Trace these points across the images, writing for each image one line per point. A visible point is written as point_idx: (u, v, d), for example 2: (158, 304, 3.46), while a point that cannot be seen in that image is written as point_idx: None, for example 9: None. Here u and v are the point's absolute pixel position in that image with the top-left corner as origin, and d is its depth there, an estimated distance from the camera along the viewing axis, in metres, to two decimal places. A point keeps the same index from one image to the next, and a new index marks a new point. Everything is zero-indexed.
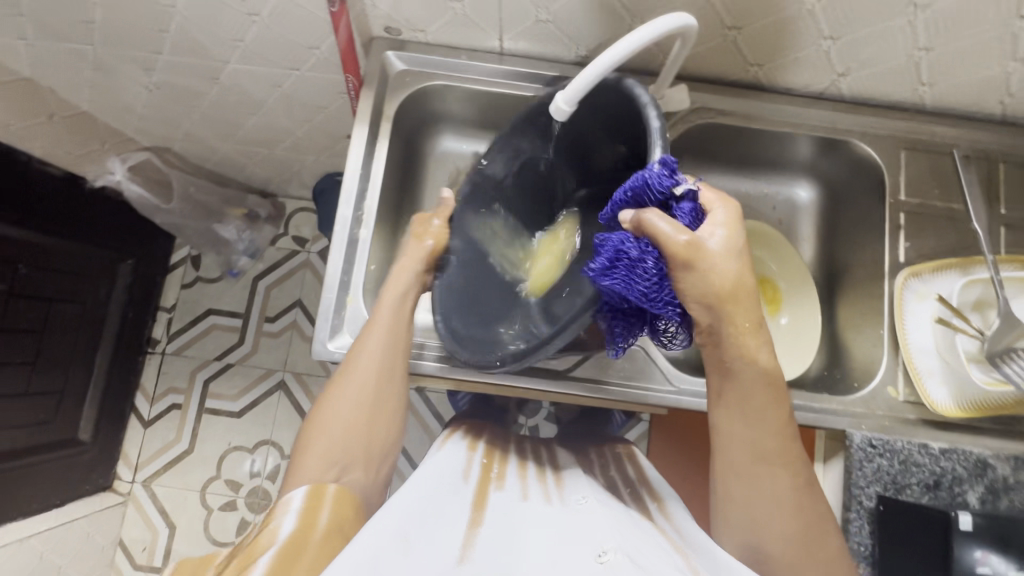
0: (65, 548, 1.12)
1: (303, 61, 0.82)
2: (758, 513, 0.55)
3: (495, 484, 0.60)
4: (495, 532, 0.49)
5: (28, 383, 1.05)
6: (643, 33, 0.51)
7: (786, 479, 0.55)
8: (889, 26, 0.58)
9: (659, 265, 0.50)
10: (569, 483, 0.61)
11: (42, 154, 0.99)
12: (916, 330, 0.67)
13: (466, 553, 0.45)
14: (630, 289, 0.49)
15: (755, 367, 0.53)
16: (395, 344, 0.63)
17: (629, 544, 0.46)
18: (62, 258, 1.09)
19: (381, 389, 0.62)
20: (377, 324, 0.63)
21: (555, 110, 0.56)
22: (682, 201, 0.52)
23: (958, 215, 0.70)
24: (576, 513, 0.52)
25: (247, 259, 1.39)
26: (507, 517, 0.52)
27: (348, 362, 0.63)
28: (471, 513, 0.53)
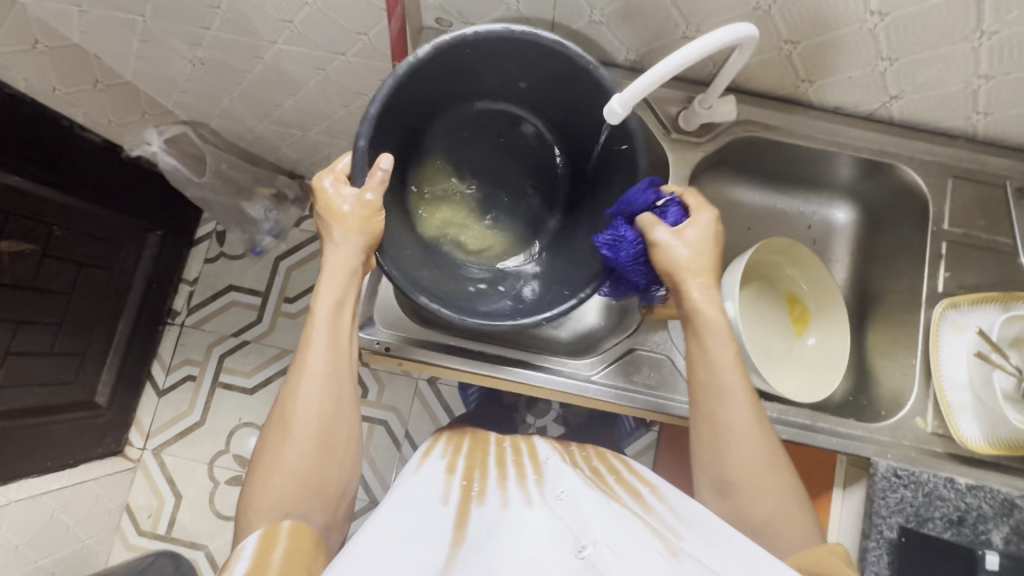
0: (75, 508, 1.14)
1: (349, 46, 0.82)
2: (734, 466, 0.56)
3: (476, 499, 0.55)
4: (474, 548, 0.46)
5: (53, 343, 1.07)
6: (706, 44, 0.51)
7: (762, 445, 0.57)
8: (951, 51, 0.57)
9: (638, 245, 0.62)
10: (550, 474, 0.58)
11: (84, 120, 1.02)
12: (951, 363, 0.67)
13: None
14: (616, 254, 0.62)
15: (713, 320, 0.59)
16: (338, 364, 0.58)
17: (613, 536, 0.45)
18: (95, 223, 1.11)
19: (329, 415, 0.56)
20: (317, 345, 0.57)
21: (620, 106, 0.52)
22: (665, 205, 0.63)
23: (1001, 249, 0.69)
24: (559, 509, 0.49)
25: (271, 239, 1.39)
26: (492, 529, 0.49)
27: (289, 395, 0.56)
28: (453, 533, 0.49)
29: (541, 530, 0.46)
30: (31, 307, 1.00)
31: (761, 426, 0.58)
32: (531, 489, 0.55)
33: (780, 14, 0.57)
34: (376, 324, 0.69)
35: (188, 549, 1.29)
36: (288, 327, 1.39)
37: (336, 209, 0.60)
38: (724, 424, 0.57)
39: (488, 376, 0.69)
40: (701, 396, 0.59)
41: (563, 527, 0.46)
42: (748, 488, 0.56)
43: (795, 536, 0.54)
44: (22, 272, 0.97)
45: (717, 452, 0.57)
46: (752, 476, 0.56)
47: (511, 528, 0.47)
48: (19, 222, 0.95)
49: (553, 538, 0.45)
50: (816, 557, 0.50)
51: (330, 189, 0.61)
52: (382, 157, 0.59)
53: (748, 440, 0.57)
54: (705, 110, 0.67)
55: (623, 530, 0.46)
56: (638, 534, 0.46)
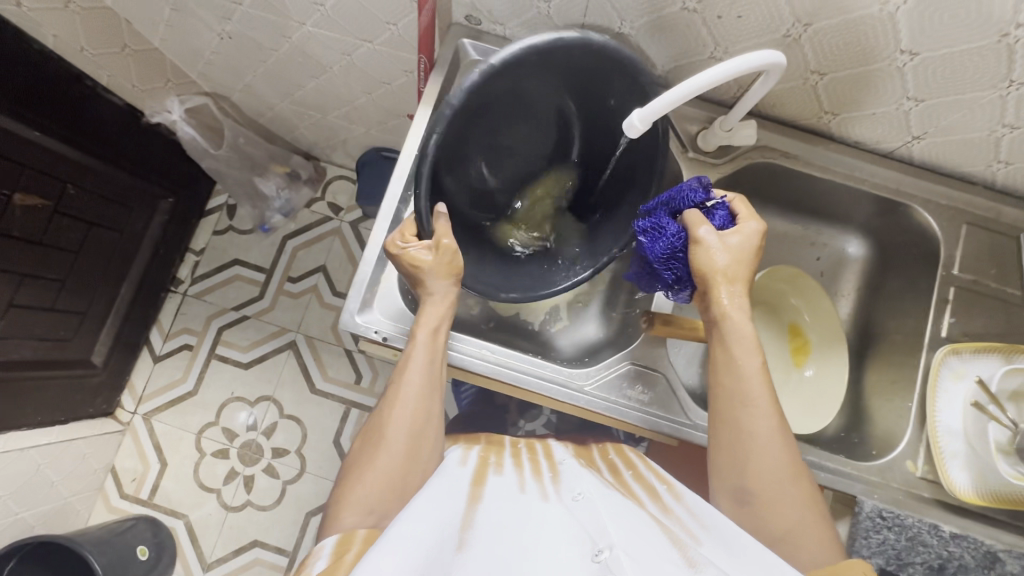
0: (61, 465, 1.15)
1: (377, 35, 0.82)
2: (754, 474, 0.55)
3: (494, 467, 0.61)
4: (492, 523, 0.48)
5: (56, 300, 1.08)
6: (734, 66, 0.50)
7: (785, 454, 0.56)
8: (977, 97, 0.57)
9: (681, 242, 0.61)
10: (565, 477, 0.58)
11: (109, 83, 1.03)
12: (948, 410, 0.66)
13: (464, 538, 0.45)
14: (652, 245, 0.61)
15: (737, 325, 0.58)
16: (433, 382, 0.60)
17: (631, 540, 0.43)
18: (108, 184, 1.11)
19: (421, 428, 0.59)
20: (413, 363, 0.60)
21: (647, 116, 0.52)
22: (714, 209, 0.62)
23: (1009, 300, 0.69)
24: (578, 507, 0.50)
25: (280, 217, 1.40)
26: (507, 495, 0.53)
27: (387, 407, 0.59)
28: (471, 488, 0.54)
29: (557, 524, 0.47)
30: (37, 261, 1.01)
31: (784, 434, 0.56)
32: (548, 485, 0.56)
33: (810, 44, 0.57)
34: (372, 310, 0.68)
35: (167, 517, 1.29)
36: (289, 306, 1.39)
37: (417, 258, 0.59)
38: (745, 429, 0.56)
39: (480, 374, 0.69)
40: (722, 405, 0.58)
41: (579, 529, 0.46)
42: (770, 497, 0.54)
43: (817, 549, 0.53)
44: (31, 227, 0.98)
45: (738, 461, 0.56)
46: (770, 484, 0.55)
47: (526, 506, 0.51)
48: (34, 176, 0.95)
49: (569, 538, 0.45)
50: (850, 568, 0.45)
51: (407, 245, 0.60)
52: (440, 204, 0.59)
53: (771, 446, 0.55)
54: (725, 132, 0.67)
55: (642, 540, 0.44)
56: (655, 544, 0.44)
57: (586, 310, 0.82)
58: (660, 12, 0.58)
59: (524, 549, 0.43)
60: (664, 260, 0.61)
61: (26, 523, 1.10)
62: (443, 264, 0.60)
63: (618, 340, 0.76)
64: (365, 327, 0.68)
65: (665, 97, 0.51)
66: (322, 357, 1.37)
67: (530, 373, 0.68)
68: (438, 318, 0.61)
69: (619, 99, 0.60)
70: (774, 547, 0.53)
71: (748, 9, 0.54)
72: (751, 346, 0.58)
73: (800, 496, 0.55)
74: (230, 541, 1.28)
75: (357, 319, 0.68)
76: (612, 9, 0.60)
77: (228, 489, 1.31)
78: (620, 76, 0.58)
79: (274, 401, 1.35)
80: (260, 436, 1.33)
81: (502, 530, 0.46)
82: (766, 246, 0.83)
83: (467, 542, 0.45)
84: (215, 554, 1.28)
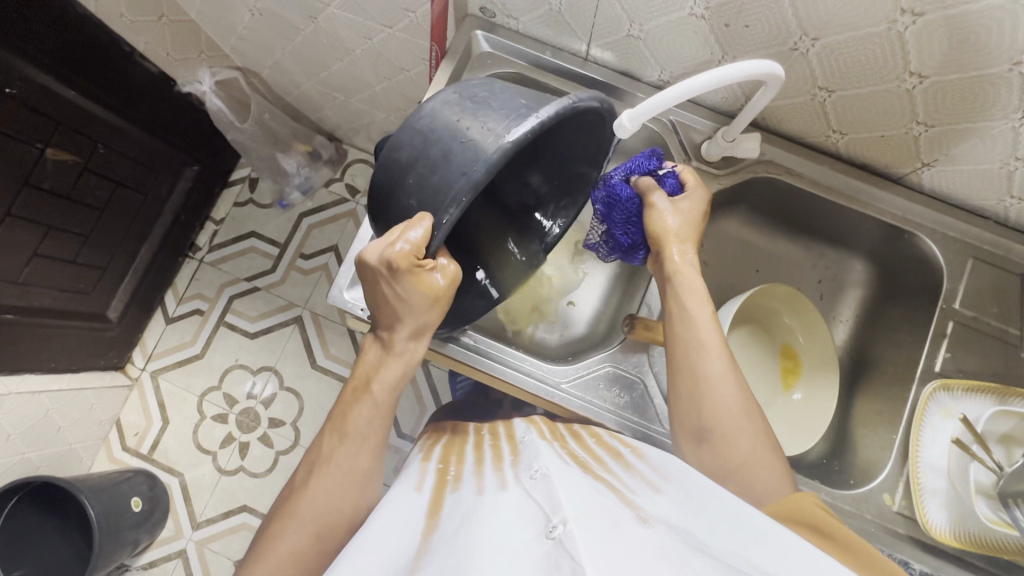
0: (69, 412, 1.20)
1: (397, 21, 0.84)
2: (709, 411, 0.59)
3: (451, 485, 0.58)
4: (447, 533, 0.47)
5: (78, 254, 1.13)
6: (734, 70, 0.50)
7: (736, 398, 0.59)
8: (989, 127, 0.56)
9: (635, 208, 0.66)
10: (526, 456, 0.58)
11: (144, 50, 1.08)
12: (931, 445, 0.64)
13: (417, 563, 0.43)
14: (610, 210, 0.67)
15: (687, 275, 0.64)
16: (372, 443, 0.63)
17: (583, 508, 0.42)
18: (134, 147, 1.15)
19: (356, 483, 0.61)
20: (355, 427, 0.62)
21: (664, 101, 0.52)
22: (665, 178, 0.67)
23: (1011, 340, 0.66)
24: (534, 485, 0.50)
25: (298, 195, 1.44)
26: (463, 512, 0.50)
27: (326, 461, 0.61)
28: (425, 522, 0.51)
29: (513, 509, 0.47)
30: (62, 215, 1.05)
31: (736, 377, 0.60)
32: (509, 470, 0.56)
33: (817, 58, 0.56)
34: (360, 287, 0.70)
35: (164, 473, 1.34)
36: (299, 282, 1.43)
37: (427, 281, 0.58)
38: (699, 365, 0.60)
39: (454, 360, 0.69)
40: (680, 352, 0.61)
41: (535, 509, 0.45)
42: (727, 427, 0.58)
43: (769, 482, 0.56)
44: (62, 181, 1.02)
45: (694, 398, 0.59)
46: (725, 417, 0.58)
47: (487, 507, 0.48)
48: (67, 133, 1.00)
49: (525, 521, 0.44)
50: (800, 507, 0.50)
51: (417, 267, 0.55)
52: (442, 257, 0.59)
53: (723, 387, 0.59)
54: (727, 142, 0.66)
55: (597, 509, 0.42)
56: (607, 506, 0.43)
57: (576, 311, 0.82)
58: (667, 16, 0.58)
59: (479, 541, 0.41)
60: (622, 224, 0.67)
61: (32, 463, 1.16)
62: (438, 298, 0.59)
63: (602, 342, 0.76)
64: (348, 305, 0.69)
65: (660, 98, 0.52)
66: (325, 333, 1.40)
67: (506, 363, 0.69)
68: (400, 381, 0.64)
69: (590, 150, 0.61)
70: (730, 477, 0.57)
71: (754, 18, 0.54)
72: (702, 288, 0.63)
73: (753, 433, 0.59)
74: (220, 503, 1.32)
75: (345, 294, 0.70)
76: (620, 9, 0.60)
77: (224, 453, 1.35)
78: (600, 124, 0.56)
79: (275, 372, 1.38)
80: (259, 405, 1.37)
81: (457, 540, 0.44)
82: (766, 263, 0.82)
83: (421, 565, 0.42)
84: (205, 514, 1.32)
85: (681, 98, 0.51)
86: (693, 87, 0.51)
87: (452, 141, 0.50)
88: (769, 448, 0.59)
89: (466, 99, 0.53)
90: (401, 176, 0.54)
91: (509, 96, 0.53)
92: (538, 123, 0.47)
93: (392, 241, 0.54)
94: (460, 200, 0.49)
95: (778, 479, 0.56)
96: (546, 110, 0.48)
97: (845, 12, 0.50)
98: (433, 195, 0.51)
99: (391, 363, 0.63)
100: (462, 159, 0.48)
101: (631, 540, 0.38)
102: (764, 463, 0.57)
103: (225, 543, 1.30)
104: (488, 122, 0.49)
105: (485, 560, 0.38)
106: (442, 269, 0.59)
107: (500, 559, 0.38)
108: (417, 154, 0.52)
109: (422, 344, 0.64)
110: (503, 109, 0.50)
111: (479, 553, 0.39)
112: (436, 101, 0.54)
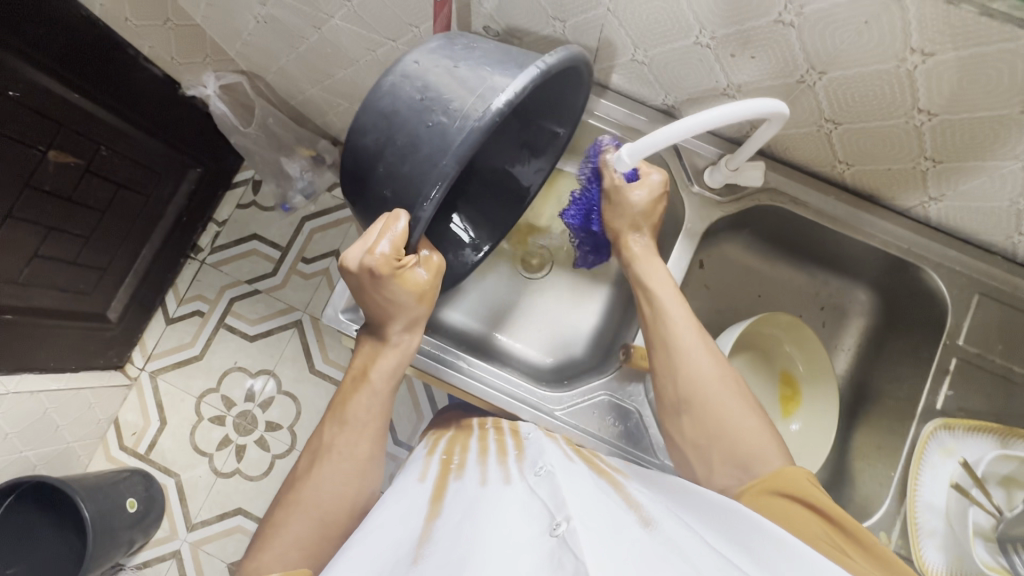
0: (66, 411, 1.20)
1: (401, 36, 0.83)
2: (685, 381, 0.59)
3: (455, 472, 0.59)
4: (449, 519, 0.48)
5: (79, 254, 1.12)
6: (713, 116, 0.49)
7: (713, 366, 0.60)
8: (997, 167, 0.54)
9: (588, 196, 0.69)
10: (531, 452, 0.58)
11: (150, 53, 1.08)
12: (931, 485, 0.63)
13: (420, 551, 0.43)
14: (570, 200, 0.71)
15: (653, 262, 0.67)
16: (372, 433, 0.64)
17: (584, 508, 0.42)
18: (136, 148, 1.15)
19: (362, 478, 0.62)
20: (353, 417, 0.64)
21: (686, 126, 0.50)
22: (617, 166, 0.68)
23: (1015, 379, 0.65)
24: (541, 482, 0.50)
25: (301, 199, 1.42)
26: (466, 502, 0.50)
27: (329, 456, 0.62)
28: (429, 507, 0.52)
29: (518, 505, 0.47)
30: (63, 215, 1.04)
31: (711, 348, 0.61)
32: (513, 464, 0.56)
33: (824, 91, 0.55)
34: (355, 308, 0.70)
35: (161, 473, 1.34)
36: (299, 286, 1.42)
37: (411, 276, 0.61)
38: (671, 338, 0.61)
39: (452, 385, 0.70)
40: (653, 333, 0.63)
41: (540, 506, 0.45)
42: (705, 397, 0.58)
43: (754, 445, 0.55)
44: (65, 183, 1.02)
45: (671, 369, 0.60)
46: (702, 386, 0.59)
47: (490, 499, 0.48)
48: (70, 135, 1.00)
49: (530, 518, 0.44)
50: (789, 479, 0.51)
51: (399, 267, 0.59)
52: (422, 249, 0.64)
53: (699, 356, 0.60)
54: (730, 170, 0.66)
55: (599, 512, 0.42)
56: (613, 511, 0.44)
57: (573, 329, 0.82)
58: (671, 44, 0.58)
59: (482, 534, 0.42)
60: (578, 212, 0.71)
61: (29, 461, 1.16)
62: (422, 288, 0.63)
63: (597, 368, 0.75)
64: (340, 327, 0.69)
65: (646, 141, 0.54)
66: (324, 338, 1.40)
67: (503, 391, 0.69)
68: (398, 370, 0.66)
69: (554, 121, 0.66)
70: (715, 442, 0.57)
71: (760, 49, 0.53)
72: (665, 275, 0.66)
73: (736, 398, 0.59)
74: (216, 505, 1.32)
75: (341, 315, 0.69)
76: (624, 35, 0.60)
77: (220, 455, 1.35)
78: (574, 79, 0.58)
79: (273, 375, 1.38)
80: (256, 408, 1.37)
81: (461, 532, 0.44)
82: (767, 288, 0.82)
83: (423, 555, 0.42)
84: (200, 516, 1.32)
85: (705, 125, 0.49)
86: (721, 115, 0.49)
87: (418, 127, 0.52)
88: (752, 414, 0.58)
89: (427, 68, 0.53)
90: (372, 164, 0.55)
91: (474, 63, 0.53)
92: (511, 97, 0.48)
93: (372, 242, 0.56)
94: (433, 195, 0.51)
95: (762, 440, 0.56)
96: (510, 89, 0.48)
97: (854, 48, 0.49)
98: (407, 185, 0.53)
99: (388, 354, 0.65)
100: (433, 146, 0.50)
101: (640, 541, 0.38)
102: (749, 430, 0.57)
103: (219, 545, 1.30)
104: (453, 105, 0.50)
105: (489, 550, 0.38)
106: (425, 262, 0.64)
107: (505, 549, 0.39)
108: (384, 139, 0.53)
109: (416, 336, 0.67)
110: (465, 86, 0.51)
111: (484, 546, 0.39)
112: (393, 76, 0.54)
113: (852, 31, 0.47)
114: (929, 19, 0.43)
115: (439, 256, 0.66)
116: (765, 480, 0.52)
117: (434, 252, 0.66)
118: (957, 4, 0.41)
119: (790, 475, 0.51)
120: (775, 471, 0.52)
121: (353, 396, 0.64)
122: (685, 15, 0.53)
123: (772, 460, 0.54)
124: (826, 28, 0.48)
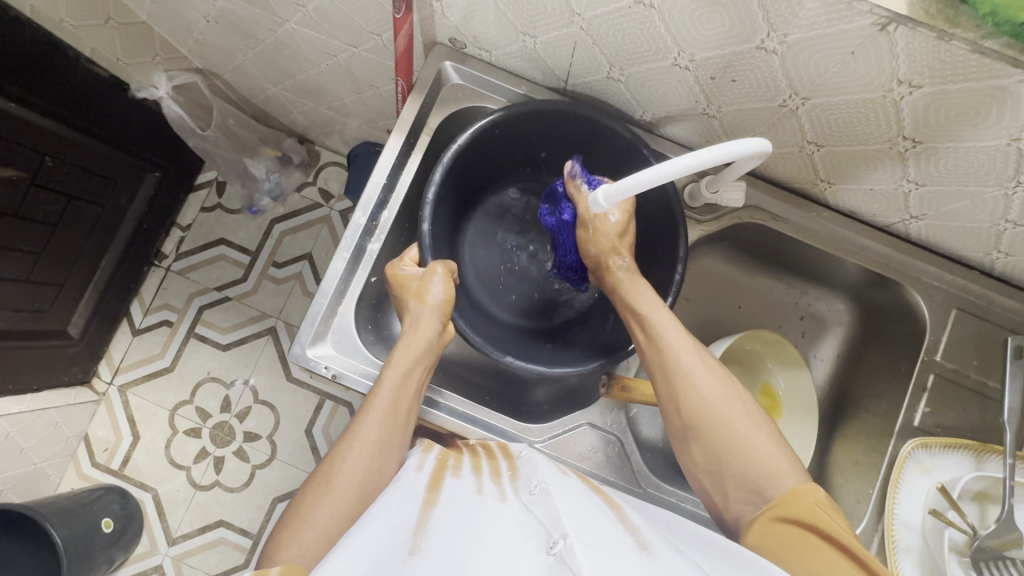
0: (32, 433, 1.11)
1: (362, 42, 0.78)
2: (691, 409, 0.55)
3: (451, 471, 0.56)
4: (448, 514, 0.46)
5: (31, 272, 1.01)
6: (657, 174, 0.47)
7: (739, 399, 0.55)
8: (982, 191, 0.53)
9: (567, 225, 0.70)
10: (525, 470, 0.56)
11: (91, 54, 0.98)
12: (907, 503, 0.63)
13: (417, 546, 0.41)
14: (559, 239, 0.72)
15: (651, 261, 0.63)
16: (392, 425, 0.59)
17: (584, 529, 0.41)
18: (88, 155, 1.03)
19: (376, 471, 0.56)
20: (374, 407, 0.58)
21: (667, 168, 0.46)
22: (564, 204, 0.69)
23: (989, 393, 0.66)
24: (540, 495, 0.48)
25: (269, 200, 1.33)
26: (463, 504, 0.48)
27: (344, 449, 0.57)
28: (425, 498, 0.50)
29: (513, 522, 0.45)
30: (17, 235, 0.95)
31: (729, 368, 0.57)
32: (507, 484, 0.53)
33: (807, 116, 0.53)
34: (325, 342, 0.66)
35: (137, 489, 1.26)
36: (271, 291, 1.34)
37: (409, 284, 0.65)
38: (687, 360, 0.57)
39: (426, 420, 0.68)
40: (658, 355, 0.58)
41: (535, 524, 0.44)
42: (716, 424, 0.54)
43: (781, 473, 0.51)
44: (7, 199, 0.91)
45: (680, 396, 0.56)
46: (720, 416, 0.54)
47: (485, 511, 0.46)
48: (11, 147, 0.89)
49: (526, 535, 0.42)
50: (802, 505, 0.48)
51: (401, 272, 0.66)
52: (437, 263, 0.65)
53: (717, 376, 0.56)
54: (711, 193, 0.64)
55: (597, 532, 0.41)
56: (607, 532, 0.42)
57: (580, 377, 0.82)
58: (650, 65, 0.55)
59: (481, 545, 0.40)
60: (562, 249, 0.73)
61: None
62: (423, 295, 0.64)
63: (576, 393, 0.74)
64: (310, 363, 0.64)
65: (610, 191, 0.54)
66: None
67: (481, 423, 0.68)
68: (417, 360, 0.62)
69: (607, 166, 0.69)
70: (736, 470, 0.52)
71: (741, 74, 0.51)
72: (651, 294, 0.62)
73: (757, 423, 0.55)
74: (196, 518, 1.26)
75: (308, 352, 0.65)
76: (600, 51, 0.56)
77: (198, 467, 1.27)
78: (564, 126, 0.67)
79: (250, 384, 1.31)
80: (233, 418, 1.29)
81: (458, 534, 0.42)
82: (748, 299, 0.80)
83: (420, 547, 0.41)
84: (180, 530, 1.25)
85: (693, 168, 0.45)
86: (704, 159, 0.45)
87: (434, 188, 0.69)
88: (771, 437, 0.54)
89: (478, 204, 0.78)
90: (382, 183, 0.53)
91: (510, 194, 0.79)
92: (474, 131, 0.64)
93: (403, 259, 0.67)
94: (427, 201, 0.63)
95: (776, 462, 0.52)
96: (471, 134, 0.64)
97: (839, 77, 0.47)
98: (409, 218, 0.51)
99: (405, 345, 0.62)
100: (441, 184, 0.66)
101: (634, 566, 0.37)
102: (776, 458, 0.52)
103: (202, 557, 1.24)
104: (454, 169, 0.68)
105: (486, 566, 0.37)
106: (431, 275, 0.64)
107: (500, 564, 0.37)
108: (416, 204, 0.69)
109: (435, 325, 0.64)
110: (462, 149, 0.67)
111: (481, 559, 0.38)
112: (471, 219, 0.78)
113: (839, 61, 0.45)
114: (918, 53, 0.42)
115: (445, 266, 0.65)
116: (781, 505, 0.49)
117: (442, 264, 0.65)
118: (948, 40, 0.40)
119: (806, 496, 0.49)
120: (791, 491, 0.50)
121: (376, 388, 0.60)
122: (662, 38, 0.50)
123: (786, 481, 0.51)
124: (809, 56, 0.45)
